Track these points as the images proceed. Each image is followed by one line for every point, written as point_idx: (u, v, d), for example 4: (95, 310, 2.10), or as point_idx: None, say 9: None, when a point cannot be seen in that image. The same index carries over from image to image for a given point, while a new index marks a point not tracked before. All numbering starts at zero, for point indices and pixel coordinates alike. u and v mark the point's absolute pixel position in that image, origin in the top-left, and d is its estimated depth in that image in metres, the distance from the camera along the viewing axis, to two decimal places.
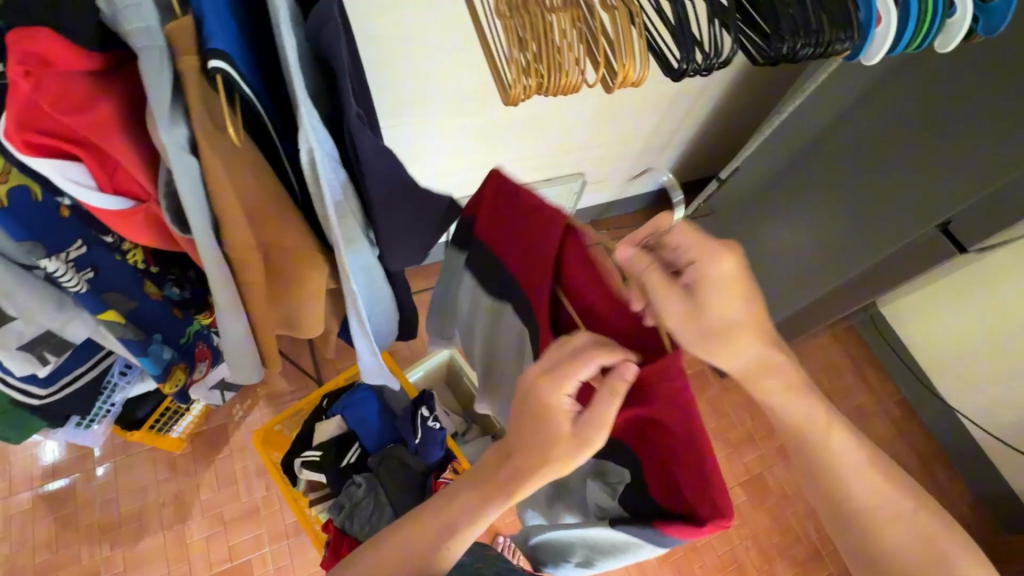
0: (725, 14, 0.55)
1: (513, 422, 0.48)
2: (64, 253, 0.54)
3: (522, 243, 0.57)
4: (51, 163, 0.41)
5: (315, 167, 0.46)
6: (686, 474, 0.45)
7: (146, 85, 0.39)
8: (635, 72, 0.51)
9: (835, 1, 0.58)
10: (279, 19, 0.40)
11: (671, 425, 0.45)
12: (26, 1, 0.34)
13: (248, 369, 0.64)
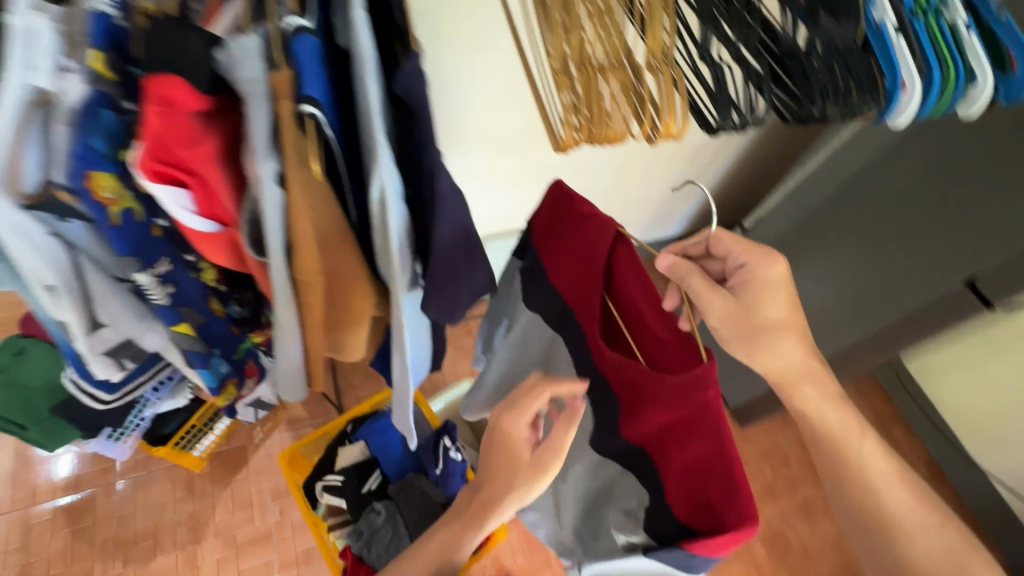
0: (759, 79, 0.60)
1: (491, 462, 0.70)
2: (154, 269, 0.53)
3: (575, 253, 0.63)
4: (166, 189, 0.46)
5: (385, 203, 0.51)
6: (714, 484, 0.49)
7: (250, 124, 0.44)
8: (677, 127, 0.55)
9: (863, 66, 0.62)
10: (366, 74, 0.46)
11: (700, 434, 0.49)
12: (169, 54, 0.40)
13: (293, 389, 0.66)
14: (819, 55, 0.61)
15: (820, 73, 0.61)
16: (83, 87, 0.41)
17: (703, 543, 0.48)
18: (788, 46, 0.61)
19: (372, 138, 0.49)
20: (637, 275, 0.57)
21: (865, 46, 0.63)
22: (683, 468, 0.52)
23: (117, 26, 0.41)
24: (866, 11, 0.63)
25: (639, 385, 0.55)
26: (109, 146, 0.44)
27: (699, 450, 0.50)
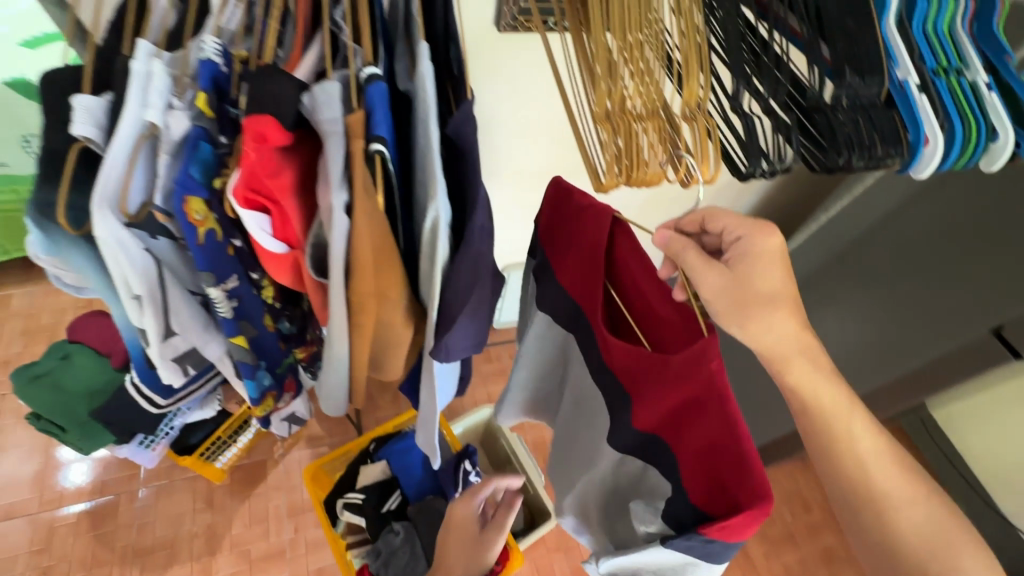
0: (788, 129, 0.64)
1: (448, 542, 1.01)
2: (226, 284, 0.53)
3: (576, 243, 0.64)
4: (254, 216, 0.49)
5: (436, 230, 0.55)
6: (726, 464, 0.49)
7: (328, 157, 0.48)
8: (710, 171, 0.59)
9: (887, 122, 0.66)
10: (429, 116, 0.52)
11: (709, 411, 0.51)
12: (267, 97, 0.45)
13: (337, 404, 0.70)
14: (843, 109, 0.66)
15: (844, 126, 0.64)
16: (187, 122, 0.45)
17: (721, 526, 0.48)
18: (814, 100, 0.65)
19: (428, 172, 0.54)
20: (638, 261, 0.58)
21: (888, 101, 0.67)
22: (698, 450, 0.53)
23: (219, 72, 0.47)
24: (890, 70, 0.67)
25: (646, 370, 0.56)
26: (203, 174, 0.47)
27: (709, 431, 0.51)
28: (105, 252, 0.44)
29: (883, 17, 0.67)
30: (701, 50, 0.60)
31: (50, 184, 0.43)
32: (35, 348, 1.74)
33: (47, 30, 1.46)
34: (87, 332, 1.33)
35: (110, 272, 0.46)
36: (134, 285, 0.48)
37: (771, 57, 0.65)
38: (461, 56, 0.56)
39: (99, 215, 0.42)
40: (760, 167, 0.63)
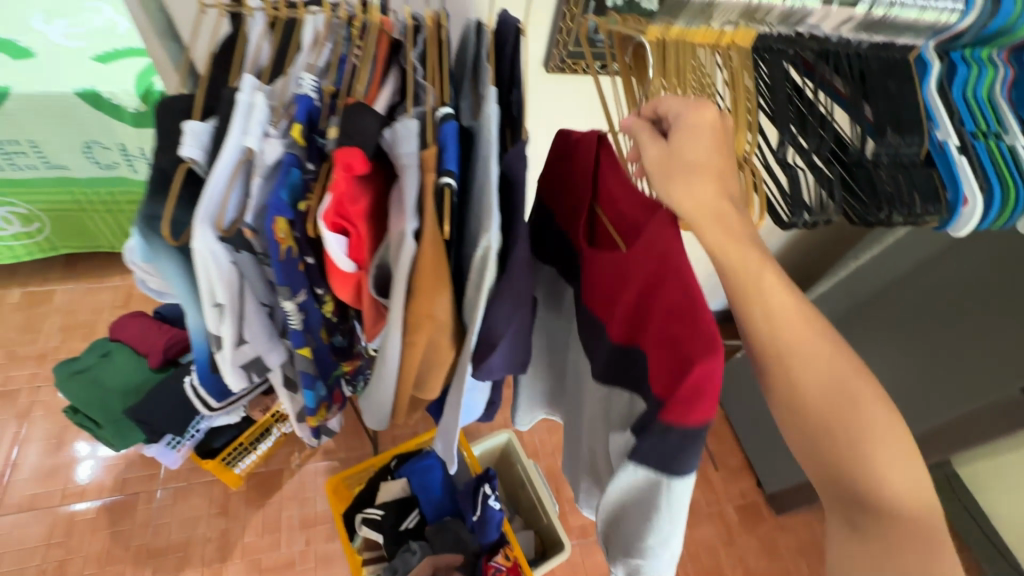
0: (830, 183, 0.67)
1: None
2: (297, 296, 0.57)
3: (565, 168, 0.64)
4: (335, 240, 0.51)
5: (487, 258, 0.54)
6: (685, 342, 0.49)
7: (405, 187, 0.52)
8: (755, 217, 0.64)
9: (927, 181, 0.69)
10: (492, 150, 0.54)
11: (669, 300, 0.50)
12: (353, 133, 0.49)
13: (379, 418, 0.73)
14: (884, 166, 0.69)
15: (884, 182, 0.68)
16: (281, 149, 0.50)
17: (679, 404, 0.49)
18: (855, 156, 0.69)
19: (485, 205, 0.55)
20: (617, 175, 0.57)
21: (927, 160, 0.70)
22: (657, 339, 0.53)
23: (313, 104, 0.52)
24: (929, 131, 0.70)
25: (617, 273, 0.57)
26: (290, 197, 0.51)
27: (669, 314, 0.50)
28: (198, 262, 0.48)
29: (924, 80, 0.70)
30: (750, 107, 0.65)
31: (159, 199, 0.48)
32: (70, 344, 1.80)
33: (119, 49, 1.56)
34: (126, 331, 1.39)
35: (199, 280, 0.50)
36: (218, 293, 0.51)
37: (815, 114, 0.68)
38: (523, 100, 0.59)
39: (198, 228, 0.46)
40: (804, 216, 0.66)
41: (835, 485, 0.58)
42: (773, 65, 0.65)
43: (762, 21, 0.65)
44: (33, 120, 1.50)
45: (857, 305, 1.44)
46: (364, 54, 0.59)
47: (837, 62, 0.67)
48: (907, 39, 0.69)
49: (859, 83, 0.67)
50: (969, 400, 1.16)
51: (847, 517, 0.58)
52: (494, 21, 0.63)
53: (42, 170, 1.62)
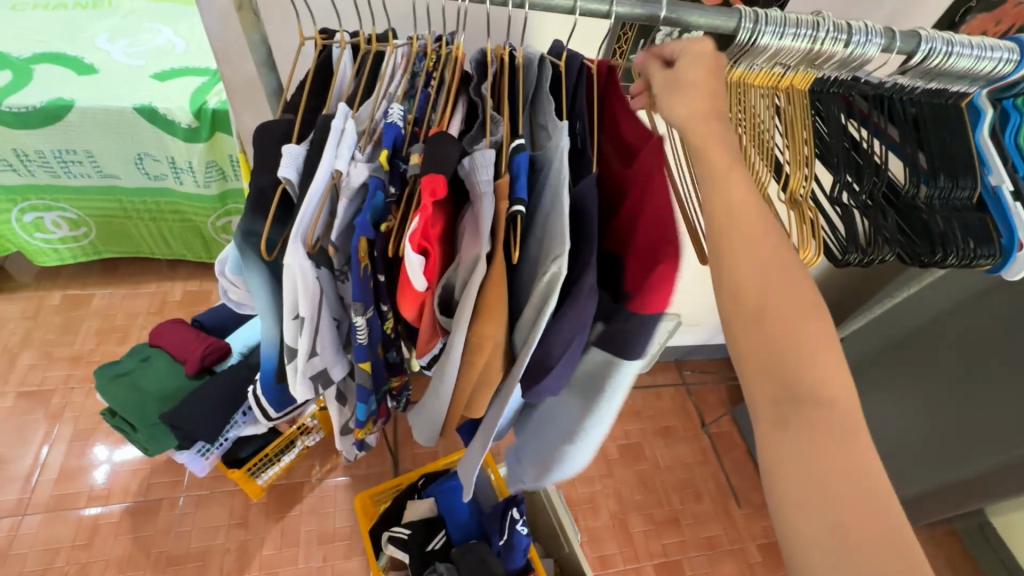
0: (881, 224, 0.68)
1: None
2: (366, 310, 0.61)
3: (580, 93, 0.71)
4: (415, 261, 0.53)
5: (553, 283, 0.55)
6: (652, 248, 0.57)
7: (481, 211, 0.54)
8: (811, 254, 0.64)
9: (980, 225, 0.70)
10: (563, 180, 0.55)
11: (643, 213, 0.58)
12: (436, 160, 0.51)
13: (428, 432, 0.76)
14: (936, 210, 0.70)
15: (938, 224, 0.68)
16: (366, 172, 0.55)
17: (647, 295, 0.58)
18: (905, 199, 0.71)
19: (553, 234, 0.56)
20: (620, 102, 0.65)
21: (977, 205, 0.72)
22: (628, 241, 0.61)
23: (399, 133, 0.57)
24: (982, 175, 0.71)
25: (613, 185, 0.64)
26: (372, 218, 0.56)
27: (647, 226, 0.57)
28: (288, 274, 0.54)
29: (976, 127, 0.71)
30: (806, 148, 0.68)
31: (258, 216, 0.56)
32: (105, 348, 1.84)
33: (175, 67, 1.63)
34: (165, 337, 1.44)
35: (286, 292, 0.57)
36: (300, 305, 0.58)
37: (867, 156, 0.70)
38: (588, 131, 0.63)
39: (291, 245, 0.53)
40: (857, 255, 0.67)
41: (771, 371, 0.47)
42: (827, 112, 0.69)
43: (820, 67, 0.66)
44: (91, 131, 1.56)
45: (902, 337, 1.43)
46: (439, 84, 0.61)
47: (890, 110, 0.70)
48: (961, 87, 0.70)
49: (912, 131, 0.70)
50: (1006, 448, 1.15)
51: (774, 408, 0.46)
52: (565, 57, 0.65)
53: (95, 178, 1.68)
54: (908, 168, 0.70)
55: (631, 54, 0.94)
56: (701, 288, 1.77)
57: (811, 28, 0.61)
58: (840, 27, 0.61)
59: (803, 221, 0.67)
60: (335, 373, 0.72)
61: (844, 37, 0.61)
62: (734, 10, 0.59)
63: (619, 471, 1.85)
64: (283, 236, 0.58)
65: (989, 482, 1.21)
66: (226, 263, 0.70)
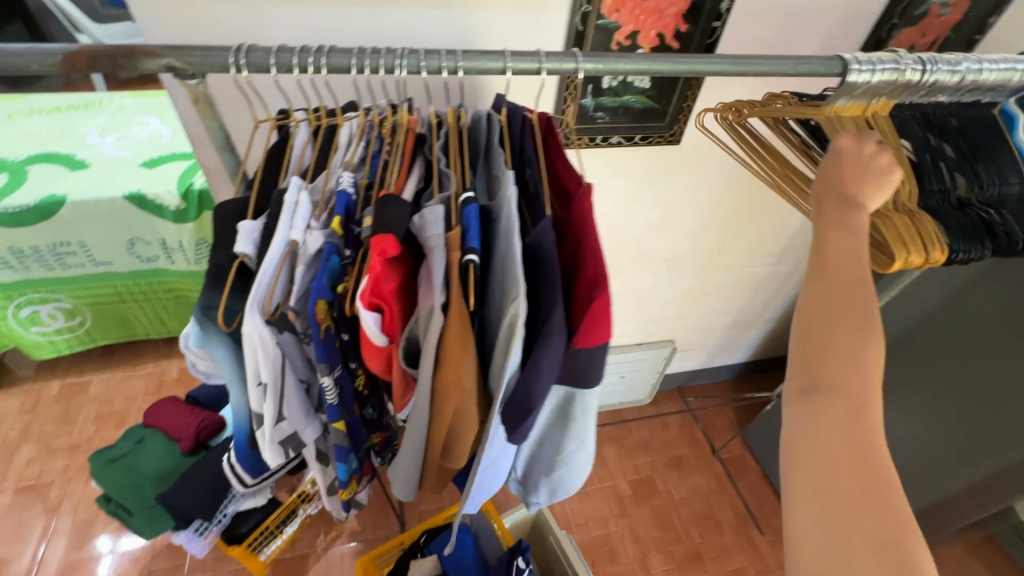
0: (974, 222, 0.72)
1: None
2: (333, 371, 0.69)
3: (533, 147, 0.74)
4: (373, 317, 0.59)
5: (514, 325, 0.57)
6: (584, 284, 0.61)
7: (433, 265, 0.59)
8: (927, 256, 0.69)
9: None
10: (513, 226, 0.58)
11: (586, 261, 0.60)
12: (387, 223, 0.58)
13: (407, 490, 0.76)
14: (996, 206, 0.74)
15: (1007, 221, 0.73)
16: (322, 239, 0.61)
17: (586, 326, 0.60)
18: (963, 201, 0.75)
19: (509, 278, 0.59)
20: (553, 143, 0.69)
21: None
22: (572, 283, 0.64)
23: (350, 199, 0.63)
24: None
25: (562, 223, 0.66)
26: (329, 280, 0.62)
27: (592, 262, 0.60)
28: (247, 343, 0.60)
29: (1013, 130, 0.77)
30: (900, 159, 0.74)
31: (215, 291, 0.62)
32: (104, 433, 1.84)
33: (163, 154, 1.72)
34: (159, 417, 1.44)
35: (248, 358, 0.62)
36: (262, 372, 0.64)
37: (931, 166, 0.75)
38: (538, 177, 0.65)
39: (248, 314, 0.59)
40: (964, 250, 0.71)
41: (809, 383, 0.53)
42: (910, 131, 0.76)
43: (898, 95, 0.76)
44: (84, 222, 1.62)
45: (899, 338, 1.44)
46: (393, 150, 0.65)
47: (941, 128, 0.77)
48: (988, 98, 0.79)
49: (964, 145, 0.76)
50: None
51: (800, 394, 0.53)
52: (504, 110, 0.69)
53: (89, 267, 1.73)
54: (967, 177, 0.75)
55: (581, 99, 1.03)
56: (691, 313, 1.78)
57: (893, 62, 0.70)
58: (916, 60, 0.71)
59: (915, 225, 0.70)
60: (306, 436, 0.77)
61: (922, 67, 0.70)
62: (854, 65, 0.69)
63: (632, 509, 1.80)
64: (238, 306, 0.64)
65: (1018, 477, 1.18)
66: (189, 336, 0.72)
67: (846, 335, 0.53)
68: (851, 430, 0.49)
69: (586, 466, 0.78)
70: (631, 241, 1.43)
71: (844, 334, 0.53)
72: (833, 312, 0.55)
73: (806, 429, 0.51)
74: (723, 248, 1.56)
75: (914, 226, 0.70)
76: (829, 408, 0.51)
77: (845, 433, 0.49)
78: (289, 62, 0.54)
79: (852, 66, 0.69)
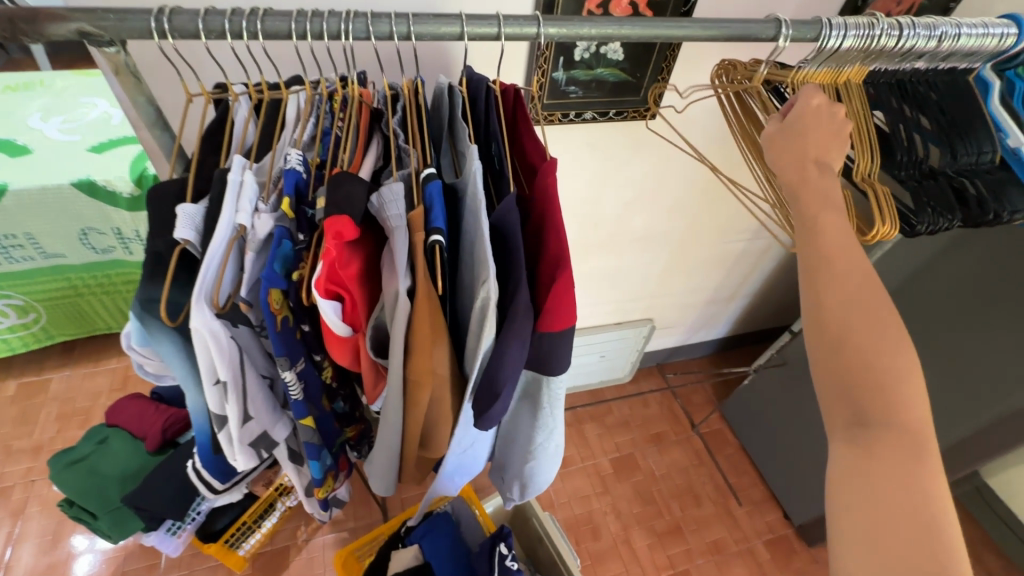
0: (944, 195, 0.72)
1: None
2: (296, 365, 0.65)
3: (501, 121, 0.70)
4: (331, 305, 0.55)
5: (486, 308, 0.54)
6: (546, 269, 0.58)
7: (396, 248, 0.55)
8: (889, 231, 0.69)
9: (1012, 184, 0.73)
10: (478, 204, 0.54)
11: (550, 242, 0.58)
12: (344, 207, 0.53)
13: (385, 486, 0.73)
14: (970, 175, 0.73)
15: (976, 188, 0.72)
16: (271, 223, 0.56)
17: (544, 315, 0.57)
18: (932, 172, 0.74)
19: (476, 260, 0.56)
20: (520, 116, 0.65)
21: (1000, 166, 0.75)
22: (535, 263, 0.61)
23: (300, 178, 0.59)
24: (1001, 139, 0.75)
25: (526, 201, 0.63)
26: (283, 268, 0.58)
27: (556, 242, 0.57)
28: (198, 339, 0.55)
29: (987, 97, 0.76)
30: (865, 130, 0.72)
31: (154, 284, 0.57)
32: (67, 433, 1.76)
33: (113, 137, 1.60)
34: (123, 415, 1.38)
35: (201, 356, 0.57)
36: (220, 369, 0.59)
37: (903, 137, 0.74)
38: (503, 152, 0.62)
39: (196, 308, 0.54)
40: (927, 222, 0.71)
41: (846, 386, 0.51)
42: (884, 101, 0.75)
43: (873, 62, 0.73)
44: (29, 213, 1.51)
45: None
46: (346, 125, 0.61)
47: (917, 100, 0.75)
48: (965, 64, 0.75)
49: (941, 117, 0.75)
50: (995, 403, 1.17)
51: (845, 429, 0.51)
52: (466, 81, 0.65)
53: (39, 260, 1.63)
54: (941, 150, 0.74)
55: (553, 72, 0.98)
56: (669, 291, 1.77)
57: (867, 29, 0.68)
58: (892, 25, 0.68)
59: (885, 200, 0.70)
60: (276, 433, 0.73)
61: (898, 33, 0.68)
62: (783, 36, 0.66)
63: (614, 486, 1.81)
64: (182, 298, 0.59)
65: (988, 443, 1.21)
66: (132, 336, 0.67)
67: (874, 348, 0.50)
68: (906, 472, 0.47)
69: (554, 463, 0.78)
70: (607, 218, 1.40)
71: (863, 339, 0.51)
72: (853, 309, 0.52)
73: (857, 462, 0.49)
74: (700, 225, 1.54)
75: (878, 198, 0.70)
76: (883, 449, 0.48)
77: (889, 450, 0.48)
78: (221, 26, 0.49)
79: (781, 36, 0.66)
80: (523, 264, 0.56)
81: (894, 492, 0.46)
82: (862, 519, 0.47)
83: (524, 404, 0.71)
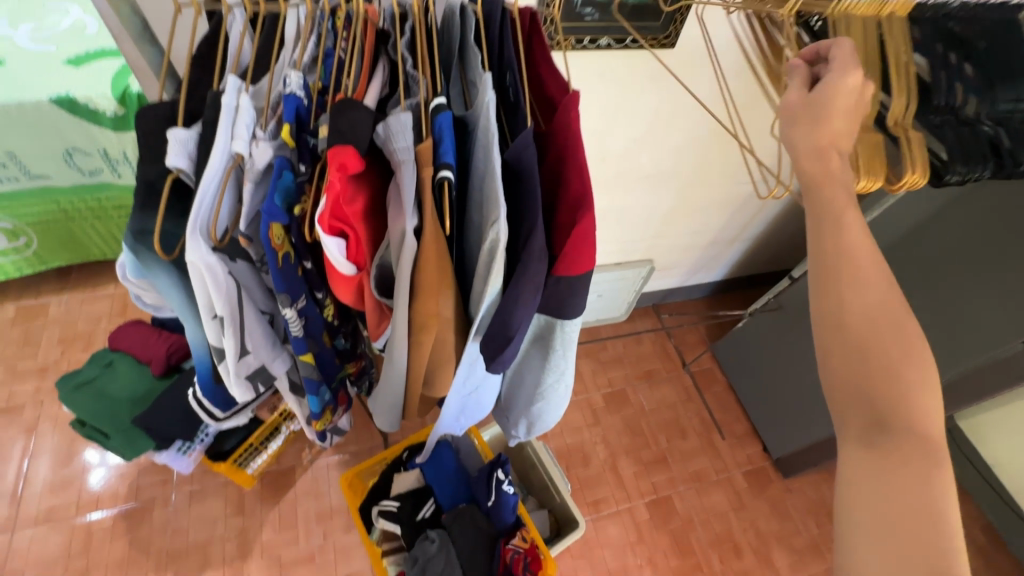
0: (979, 144, 0.69)
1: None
2: (297, 302, 0.64)
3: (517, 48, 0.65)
4: (336, 241, 0.53)
5: (496, 248, 0.53)
6: (565, 210, 0.57)
7: (403, 182, 0.53)
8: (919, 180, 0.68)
9: None
10: (491, 138, 0.51)
11: (573, 182, 0.55)
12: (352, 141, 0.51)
13: (391, 419, 0.76)
14: (1006, 123, 0.70)
15: (1010, 138, 0.69)
16: (270, 152, 0.54)
17: (563, 258, 0.56)
18: (969, 119, 0.70)
19: (488, 198, 0.54)
20: (538, 44, 0.60)
21: None
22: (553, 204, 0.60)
23: (300, 104, 0.56)
24: None
25: (543, 137, 0.60)
26: (283, 201, 0.55)
27: (577, 181, 0.55)
28: (192, 271, 0.54)
29: None
30: (904, 71, 0.68)
31: (148, 212, 0.55)
32: (71, 355, 1.78)
33: (89, 49, 1.49)
34: (125, 341, 1.39)
35: (196, 288, 0.56)
36: (216, 303, 0.58)
37: (945, 82, 0.69)
38: (519, 81, 0.58)
39: (191, 240, 0.52)
40: (959, 172, 0.69)
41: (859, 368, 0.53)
42: (926, 41, 0.69)
43: None
44: (7, 130, 1.44)
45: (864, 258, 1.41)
46: (350, 46, 0.57)
47: (963, 44, 0.70)
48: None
49: (985, 59, 0.70)
50: (969, 355, 1.18)
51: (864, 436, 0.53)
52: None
53: (24, 180, 1.57)
54: (980, 96, 0.70)
55: None
56: (671, 232, 1.75)
57: None
58: None
59: (918, 147, 0.68)
60: (275, 368, 0.73)
61: None
62: None
63: (606, 418, 1.89)
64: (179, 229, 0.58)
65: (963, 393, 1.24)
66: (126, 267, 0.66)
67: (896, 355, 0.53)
68: (915, 473, 0.49)
69: (560, 407, 0.80)
70: (614, 154, 1.34)
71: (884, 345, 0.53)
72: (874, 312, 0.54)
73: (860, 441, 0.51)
74: (710, 164, 1.49)
75: (910, 145, 0.67)
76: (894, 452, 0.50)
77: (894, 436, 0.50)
78: None
79: None
80: (540, 206, 0.54)
81: (904, 485, 0.48)
82: (865, 494, 0.50)
83: (533, 346, 0.71)
